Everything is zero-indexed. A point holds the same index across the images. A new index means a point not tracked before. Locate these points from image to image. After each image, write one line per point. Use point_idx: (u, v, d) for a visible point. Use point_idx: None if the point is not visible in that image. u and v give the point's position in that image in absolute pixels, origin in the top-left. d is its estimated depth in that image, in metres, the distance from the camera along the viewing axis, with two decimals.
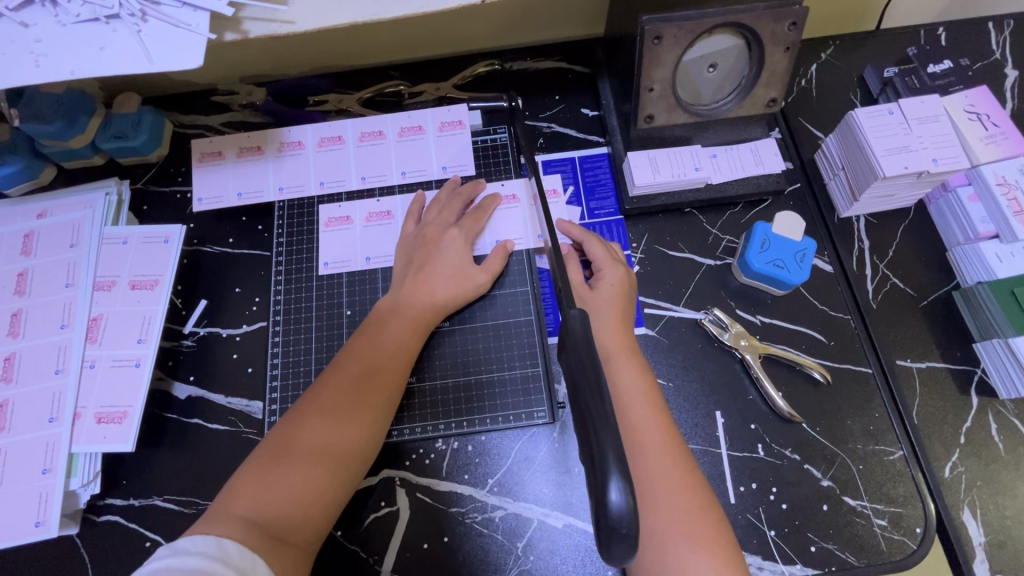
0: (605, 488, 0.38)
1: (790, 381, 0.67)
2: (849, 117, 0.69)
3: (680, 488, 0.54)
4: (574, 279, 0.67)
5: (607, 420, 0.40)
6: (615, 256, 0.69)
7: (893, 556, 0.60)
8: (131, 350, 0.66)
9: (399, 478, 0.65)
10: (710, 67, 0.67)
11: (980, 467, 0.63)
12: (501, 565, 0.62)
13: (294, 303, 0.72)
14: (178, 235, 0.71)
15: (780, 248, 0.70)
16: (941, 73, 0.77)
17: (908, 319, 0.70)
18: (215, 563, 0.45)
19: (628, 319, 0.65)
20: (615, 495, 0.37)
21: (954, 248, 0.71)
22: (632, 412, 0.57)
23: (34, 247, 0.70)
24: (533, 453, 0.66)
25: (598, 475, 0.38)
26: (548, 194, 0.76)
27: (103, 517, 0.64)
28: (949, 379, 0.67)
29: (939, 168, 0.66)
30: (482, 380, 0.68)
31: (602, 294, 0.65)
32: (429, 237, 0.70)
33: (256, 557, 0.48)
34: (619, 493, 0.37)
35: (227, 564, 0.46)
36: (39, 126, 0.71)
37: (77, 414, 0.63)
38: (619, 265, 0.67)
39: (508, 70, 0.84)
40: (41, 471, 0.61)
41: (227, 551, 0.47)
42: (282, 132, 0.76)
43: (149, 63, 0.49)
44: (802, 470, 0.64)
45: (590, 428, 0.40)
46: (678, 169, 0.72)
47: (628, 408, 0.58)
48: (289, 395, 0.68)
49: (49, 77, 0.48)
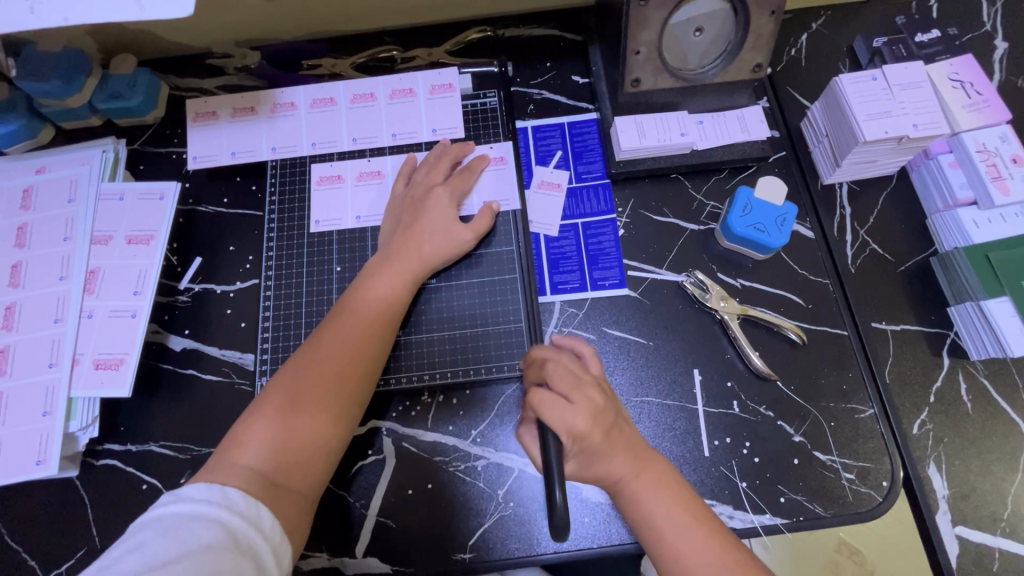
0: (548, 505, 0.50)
1: (767, 343, 0.69)
2: (834, 83, 0.70)
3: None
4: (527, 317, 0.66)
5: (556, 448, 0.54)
6: (579, 352, 0.63)
7: (860, 507, 0.63)
8: (128, 302, 0.68)
9: (386, 428, 0.67)
10: (696, 31, 0.68)
11: (948, 425, 0.65)
12: (483, 511, 0.64)
13: (286, 259, 0.74)
14: (173, 192, 0.73)
15: (760, 212, 0.71)
16: (929, 42, 0.77)
17: (885, 283, 0.71)
18: (220, 510, 0.49)
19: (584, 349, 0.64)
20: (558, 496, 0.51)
21: (933, 215, 0.72)
22: (669, 533, 0.54)
23: (33, 201, 0.72)
24: (515, 406, 0.68)
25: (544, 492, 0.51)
26: (551, 188, 0.76)
27: (101, 461, 0.67)
28: (923, 342, 0.68)
29: (919, 133, 0.67)
30: (469, 336, 0.70)
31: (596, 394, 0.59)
32: (416, 196, 0.71)
33: (259, 505, 0.52)
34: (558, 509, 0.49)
35: (232, 511, 0.50)
36: (40, 83, 0.73)
37: (75, 361, 0.65)
38: (580, 345, 0.64)
39: (501, 37, 0.85)
40: (40, 413, 0.63)
41: (231, 498, 0.51)
42: (275, 93, 0.78)
43: (141, 11, 0.50)
44: (775, 426, 0.66)
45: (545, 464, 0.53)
46: (664, 133, 0.73)
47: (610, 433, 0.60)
48: (280, 348, 0.70)
49: (44, 23, 0.50)
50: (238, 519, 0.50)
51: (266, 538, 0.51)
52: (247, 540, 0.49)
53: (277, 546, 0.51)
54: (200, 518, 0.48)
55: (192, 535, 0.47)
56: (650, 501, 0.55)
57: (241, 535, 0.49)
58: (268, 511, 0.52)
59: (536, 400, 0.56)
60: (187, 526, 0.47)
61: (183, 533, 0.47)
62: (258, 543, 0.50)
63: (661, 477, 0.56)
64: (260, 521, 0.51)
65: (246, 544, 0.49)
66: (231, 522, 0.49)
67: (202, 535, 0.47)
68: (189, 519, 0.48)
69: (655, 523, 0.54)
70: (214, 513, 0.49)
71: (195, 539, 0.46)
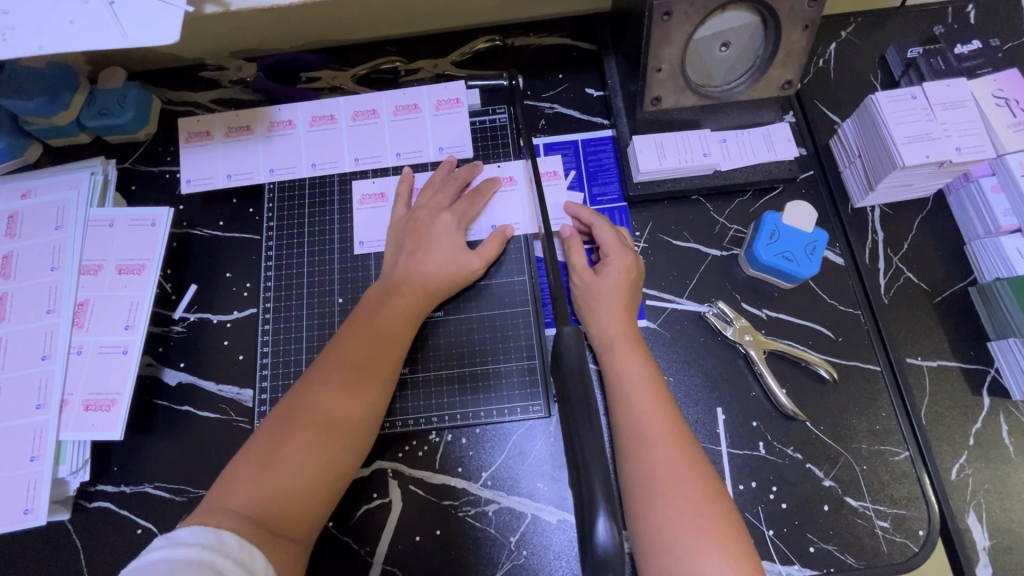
0: (591, 525, 0.37)
1: (795, 378, 0.65)
2: (869, 102, 0.65)
3: (673, 467, 0.52)
4: (592, 216, 0.68)
5: (598, 454, 0.40)
6: (625, 241, 0.67)
7: (895, 558, 0.59)
8: (119, 337, 0.64)
9: (392, 470, 0.64)
10: (722, 46, 0.63)
11: (988, 470, 0.61)
12: (493, 559, 0.61)
13: (285, 287, 0.70)
14: (165, 218, 0.69)
15: (789, 239, 0.66)
16: (969, 54, 0.72)
17: (920, 314, 0.67)
18: (213, 555, 0.45)
19: (633, 306, 0.64)
20: (601, 532, 0.37)
21: (972, 242, 0.68)
22: (634, 397, 0.57)
23: (18, 228, 0.68)
24: (528, 446, 0.64)
25: (586, 511, 0.38)
26: (548, 176, 0.73)
27: (94, 503, 0.64)
28: (961, 379, 0.65)
29: (962, 158, 0.62)
30: (478, 371, 0.66)
31: (603, 282, 0.63)
32: (419, 221, 0.67)
33: (255, 550, 0.48)
34: (607, 529, 0.37)
35: (225, 556, 0.46)
36: (21, 101, 0.68)
37: (64, 401, 0.62)
38: (628, 251, 0.65)
39: (510, 47, 0.80)
40: (28, 458, 0.60)
41: (226, 542, 0.47)
42: (272, 110, 0.73)
43: (123, 37, 0.46)
44: (804, 469, 0.62)
45: (579, 458, 0.40)
46: (685, 155, 0.69)
47: (601, 305, 0.63)
48: (280, 384, 0.67)
49: (17, 52, 0.46)
50: (231, 564, 0.45)
51: None
52: None
53: None
54: (190, 563, 0.44)
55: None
56: (629, 363, 0.59)
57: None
58: (262, 555, 0.48)
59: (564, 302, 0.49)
60: (176, 571, 0.43)
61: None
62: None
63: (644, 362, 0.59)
64: (255, 567, 0.47)
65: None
66: (225, 567, 0.45)
67: None
68: (181, 563, 0.43)
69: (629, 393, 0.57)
70: (206, 558, 0.45)
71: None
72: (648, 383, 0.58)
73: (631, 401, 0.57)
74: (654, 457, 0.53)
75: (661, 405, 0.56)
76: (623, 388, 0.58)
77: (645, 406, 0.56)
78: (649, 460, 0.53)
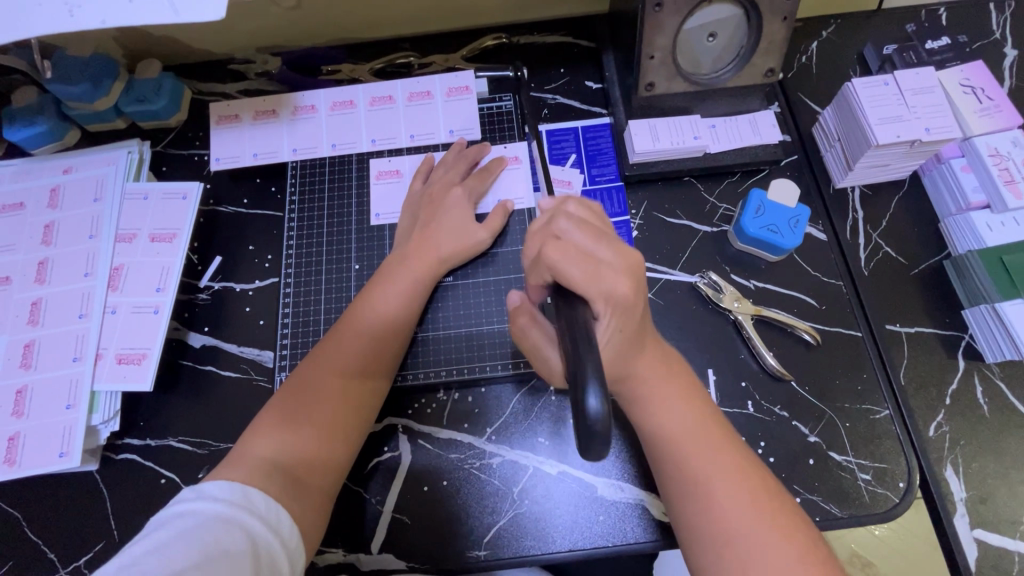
0: (583, 397, 0.41)
1: (780, 343, 0.69)
2: (846, 88, 0.71)
3: (715, 474, 0.52)
4: None
5: (590, 348, 0.43)
6: None
7: (877, 508, 0.63)
8: (151, 298, 0.69)
9: (402, 426, 0.68)
10: (710, 36, 0.69)
11: (964, 427, 0.65)
12: (496, 508, 0.64)
13: (305, 257, 0.75)
14: (195, 192, 0.74)
15: (773, 213, 0.71)
16: (939, 49, 0.79)
17: (898, 285, 0.71)
18: (241, 513, 0.49)
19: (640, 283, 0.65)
20: (592, 401, 0.40)
21: (946, 219, 0.73)
22: (670, 422, 0.55)
23: (60, 200, 0.74)
24: (530, 405, 0.68)
25: (578, 384, 0.41)
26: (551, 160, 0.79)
27: (121, 455, 0.68)
28: (938, 344, 0.69)
29: (931, 137, 0.68)
30: (484, 333, 0.70)
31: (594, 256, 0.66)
32: (433, 194, 0.72)
33: (280, 508, 0.52)
34: (597, 400, 0.40)
35: (253, 515, 0.49)
36: (67, 86, 0.75)
37: (98, 355, 0.67)
38: None
39: (515, 44, 0.87)
40: (64, 406, 0.65)
41: (253, 500, 0.50)
42: (296, 96, 0.79)
43: (176, 14, 0.52)
44: (791, 426, 0.66)
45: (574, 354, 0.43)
46: (677, 137, 0.74)
47: None
48: (299, 344, 0.71)
49: (82, 26, 0.52)
50: (259, 524, 0.49)
51: (284, 543, 0.50)
52: (265, 544, 0.49)
53: (293, 554, 0.51)
54: (221, 520, 0.48)
55: (213, 538, 0.46)
56: (669, 409, 0.56)
57: (262, 543, 0.48)
58: (288, 514, 0.52)
59: (559, 256, 0.49)
60: (206, 526, 0.46)
61: (205, 532, 0.46)
62: (276, 550, 0.49)
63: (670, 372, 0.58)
64: (280, 527, 0.51)
65: (266, 553, 0.48)
66: (251, 524, 0.49)
67: (221, 536, 0.46)
68: (211, 519, 0.47)
69: (656, 414, 0.56)
70: (235, 516, 0.48)
71: (216, 543, 0.45)
72: (677, 389, 0.57)
73: (682, 457, 0.53)
74: (711, 486, 0.51)
75: (698, 418, 0.55)
76: (642, 404, 0.56)
77: (677, 421, 0.55)
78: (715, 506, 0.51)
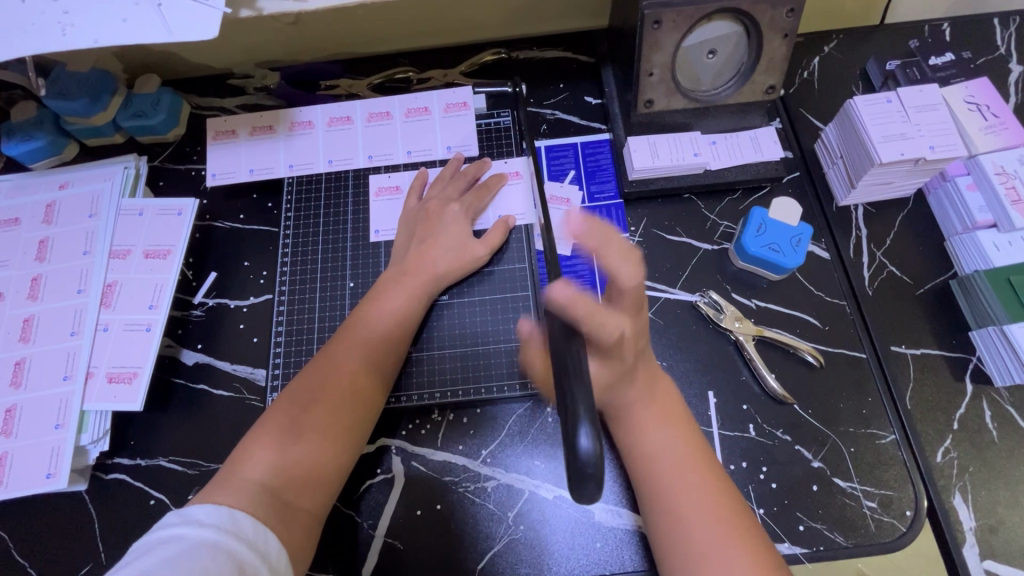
0: (574, 435, 0.40)
1: (783, 364, 0.68)
2: (848, 105, 0.70)
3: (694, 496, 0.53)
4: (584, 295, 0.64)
5: (580, 379, 0.42)
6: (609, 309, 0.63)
7: (882, 538, 0.61)
8: (144, 315, 0.69)
9: (395, 447, 0.67)
10: (709, 54, 0.68)
11: (973, 453, 0.63)
12: (491, 533, 0.63)
13: (300, 274, 0.74)
14: (191, 208, 0.74)
15: (774, 232, 0.70)
16: (943, 65, 0.78)
17: (904, 306, 0.70)
18: (228, 537, 0.47)
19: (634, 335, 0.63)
20: (584, 441, 0.40)
21: (952, 238, 0.71)
22: (667, 478, 0.54)
23: (55, 216, 0.74)
24: (526, 426, 0.67)
25: (568, 423, 0.41)
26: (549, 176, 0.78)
27: (110, 475, 0.66)
28: (944, 366, 0.67)
29: (935, 155, 0.66)
30: (480, 352, 0.69)
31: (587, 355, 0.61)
32: (431, 210, 0.72)
33: (269, 532, 0.50)
34: (588, 439, 0.40)
35: (239, 539, 0.48)
36: (66, 102, 0.74)
37: (89, 374, 0.66)
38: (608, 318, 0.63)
39: (515, 59, 0.86)
40: (53, 426, 0.64)
41: (241, 525, 0.49)
42: (294, 112, 0.79)
43: (168, 34, 0.52)
44: (793, 451, 0.64)
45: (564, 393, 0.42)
46: (677, 153, 0.74)
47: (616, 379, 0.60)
48: (292, 363, 0.70)
49: (74, 45, 0.52)
50: (246, 547, 0.48)
51: (273, 567, 0.49)
52: (253, 568, 0.47)
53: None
54: (208, 545, 0.46)
55: (199, 563, 0.44)
56: (655, 434, 0.57)
57: (250, 567, 0.47)
58: (276, 538, 0.51)
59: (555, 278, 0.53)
60: (190, 552, 0.45)
61: (190, 558, 0.44)
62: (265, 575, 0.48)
63: (656, 392, 0.59)
64: (268, 551, 0.49)
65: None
66: (237, 548, 0.47)
67: (206, 561, 0.44)
68: (196, 545, 0.46)
69: (642, 435, 0.57)
70: (222, 541, 0.47)
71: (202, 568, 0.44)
72: (662, 415, 0.58)
73: (665, 482, 0.54)
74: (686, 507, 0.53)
75: (682, 436, 0.57)
76: (627, 425, 0.58)
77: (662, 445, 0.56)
78: (691, 532, 0.51)
